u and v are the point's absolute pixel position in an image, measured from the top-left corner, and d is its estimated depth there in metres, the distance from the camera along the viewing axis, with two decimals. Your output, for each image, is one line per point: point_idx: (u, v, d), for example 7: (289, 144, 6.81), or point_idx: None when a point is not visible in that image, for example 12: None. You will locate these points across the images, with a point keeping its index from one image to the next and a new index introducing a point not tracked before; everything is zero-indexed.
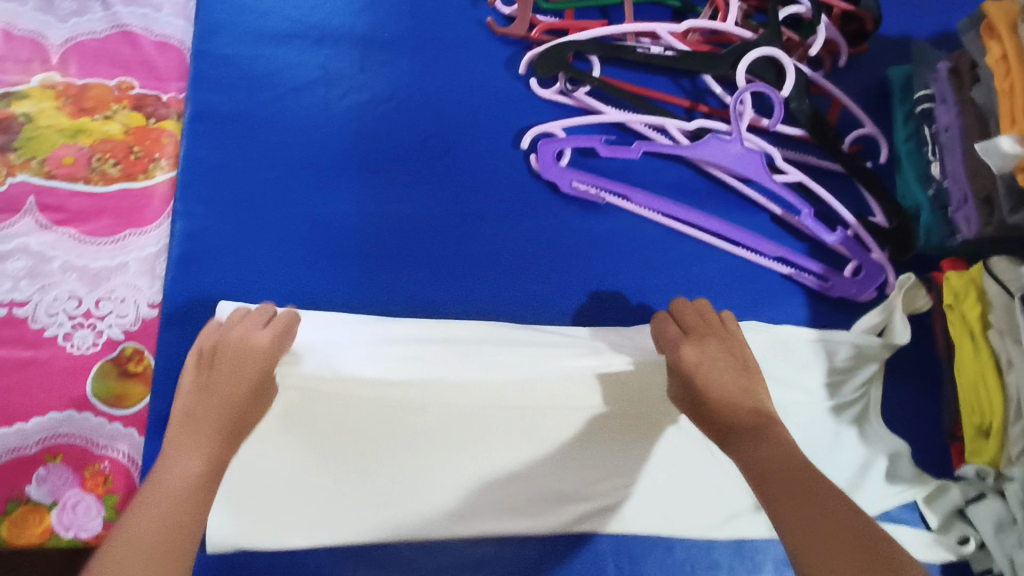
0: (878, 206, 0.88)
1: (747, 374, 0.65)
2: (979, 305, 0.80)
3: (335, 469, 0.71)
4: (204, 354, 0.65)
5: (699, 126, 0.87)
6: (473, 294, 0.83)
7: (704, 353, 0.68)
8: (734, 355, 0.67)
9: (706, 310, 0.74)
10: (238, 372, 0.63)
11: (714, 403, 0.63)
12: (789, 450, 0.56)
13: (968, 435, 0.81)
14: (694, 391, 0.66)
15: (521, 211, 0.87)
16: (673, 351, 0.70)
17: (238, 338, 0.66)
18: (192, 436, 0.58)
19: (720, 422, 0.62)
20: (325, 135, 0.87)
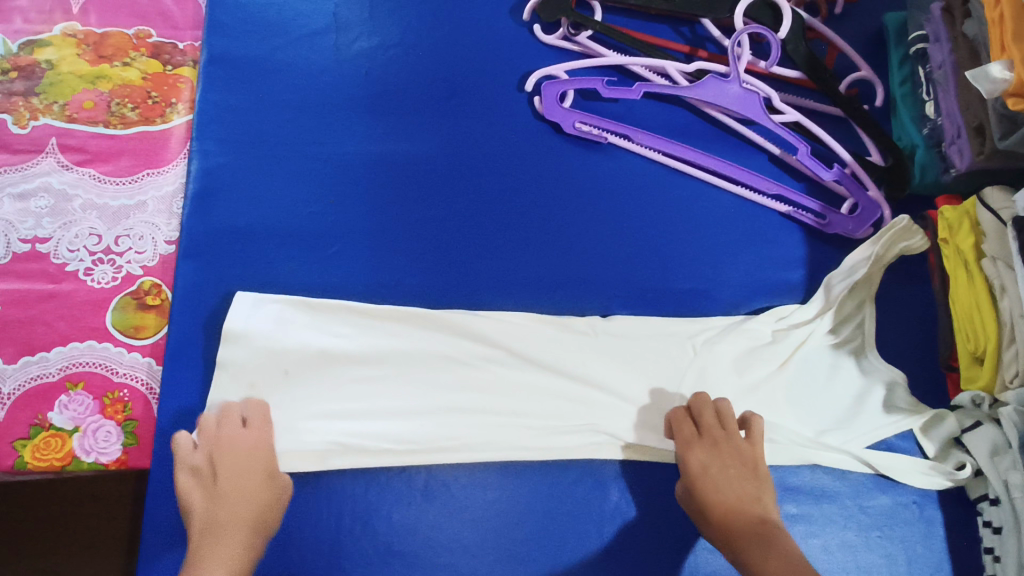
0: (874, 145, 0.91)
1: (753, 484, 0.73)
2: (973, 235, 0.82)
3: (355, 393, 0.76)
4: (200, 471, 0.70)
5: (698, 67, 0.89)
6: (480, 231, 0.86)
7: (713, 457, 0.74)
8: (745, 463, 0.74)
9: (725, 411, 0.77)
10: (237, 483, 0.69)
11: (721, 512, 0.71)
12: (790, 555, 0.66)
13: (963, 363, 0.83)
14: (705, 493, 0.73)
15: (525, 151, 0.89)
16: (685, 456, 0.75)
17: (233, 447, 0.71)
18: (221, 540, 0.66)
19: (725, 530, 0.70)
20: (336, 78, 0.90)
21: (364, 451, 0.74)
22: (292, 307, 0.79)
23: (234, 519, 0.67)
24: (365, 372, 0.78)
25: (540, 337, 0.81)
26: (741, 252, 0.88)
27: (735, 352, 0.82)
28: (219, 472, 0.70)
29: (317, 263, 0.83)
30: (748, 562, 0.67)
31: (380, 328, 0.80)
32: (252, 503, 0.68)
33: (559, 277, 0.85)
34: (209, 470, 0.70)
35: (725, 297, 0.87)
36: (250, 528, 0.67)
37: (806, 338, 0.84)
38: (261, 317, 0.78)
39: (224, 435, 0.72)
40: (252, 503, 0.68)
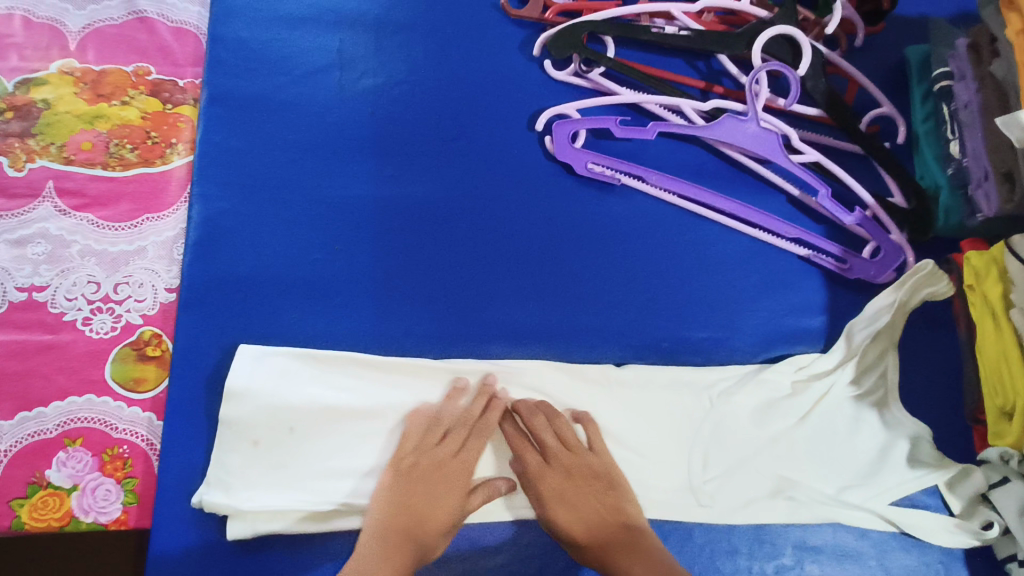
0: (896, 186, 0.87)
1: (609, 496, 0.73)
2: (1001, 283, 0.78)
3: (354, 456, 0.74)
4: (412, 473, 0.72)
5: (714, 105, 0.86)
6: (489, 278, 0.83)
7: (560, 479, 0.73)
8: (591, 478, 0.73)
9: (563, 431, 0.75)
10: (446, 491, 0.71)
11: (587, 534, 0.70)
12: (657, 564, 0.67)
13: (990, 418, 0.79)
14: (560, 518, 0.71)
15: (535, 193, 0.86)
16: (539, 482, 0.73)
17: (435, 458, 0.73)
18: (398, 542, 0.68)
19: (595, 548, 0.69)
20: (341, 119, 0.87)
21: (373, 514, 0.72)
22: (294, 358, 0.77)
23: (415, 523, 0.69)
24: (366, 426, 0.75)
25: (547, 390, 0.79)
26: (759, 298, 0.85)
27: (753, 403, 0.80)
28: (443, 482, 0.72)
29: (322, 313, 0.81)
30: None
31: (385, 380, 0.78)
32: (444, 508, 0.71)
33: (572, 326, 0.82)
34: (423, 478, 0.72)
35: (742, 346, 0.84)
36: (425, 533, 0.69)
37: (826, 392, 0.81)
38: (258, 369, 0.76)
39: (427, 449, 0.74)
40: (447, 510, 0.70)
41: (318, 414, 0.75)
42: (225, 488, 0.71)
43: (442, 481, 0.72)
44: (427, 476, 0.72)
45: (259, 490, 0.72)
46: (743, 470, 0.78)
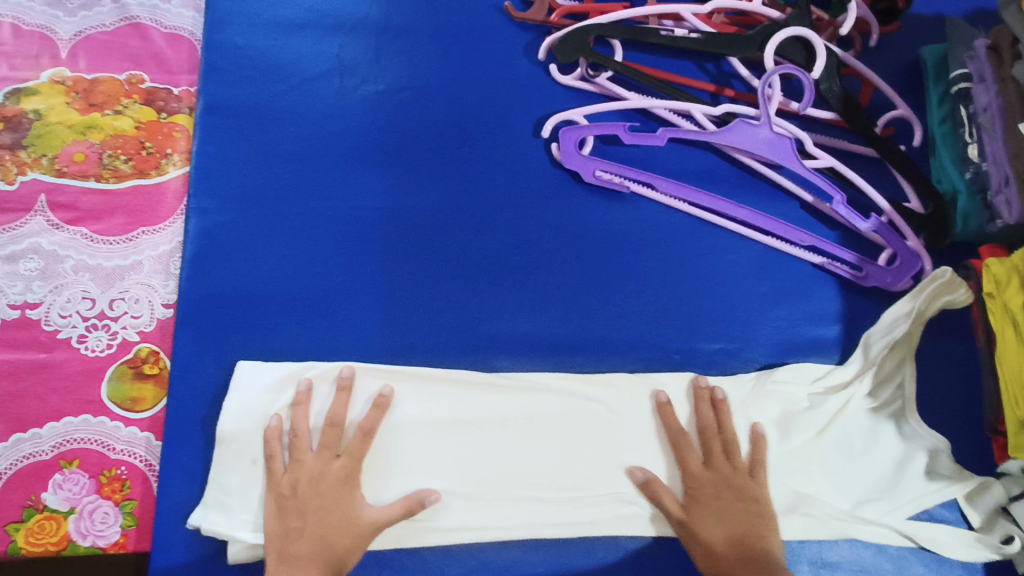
0: (913, 191, 0.85)
1: (756, 519, 0.71)
2: (1022, 292, 0.76)
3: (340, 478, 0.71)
4: (295, 494, 0.69)
5: (725, 110, 0.84)
6: (494, 290, 0.81)
7: (717, 488, 0.73)
8: (748, 497, 0.72)
9: (729, 435, 0.75)
10: (337, 503, 0.69)
11: (726, 544, 0.70)
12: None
13: (1011, 430, 0.76)
14: (703, 518, 0.71)
15: (541, 202, 0.84)
16: (691, 479, 0.73)
17: (309, 473, 0.70)
18: (304, 562, 0.66)
19: (728, 558, 0.69)
20: (342, 127, 0.85)
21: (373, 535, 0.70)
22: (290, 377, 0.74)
23: (321, 540, 0.67)
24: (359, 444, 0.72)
25: (447, 398, 0.75)
26: (772, 307, 0.83)
27: (768, 416, 0.78)
28: (329, 496, 0.69)
29: (323, 328, 0.78)
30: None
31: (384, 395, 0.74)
32: (343, 520, 0.68)
33: (580, 339, 0.80)
34: (315, 492, 0.69)
35: (755, 357, 0.82)
36: (333, 548, 0.67)
37: (843, 406, 0.79)
38: (252, 387, 0.74)
39: (301, 461, 0.70)
40: (348, 522, 0.68)
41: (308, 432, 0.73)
42: (225, 510, 0.70)
43: (336, 494, 0.69)
44: (318, 490, 0.69)
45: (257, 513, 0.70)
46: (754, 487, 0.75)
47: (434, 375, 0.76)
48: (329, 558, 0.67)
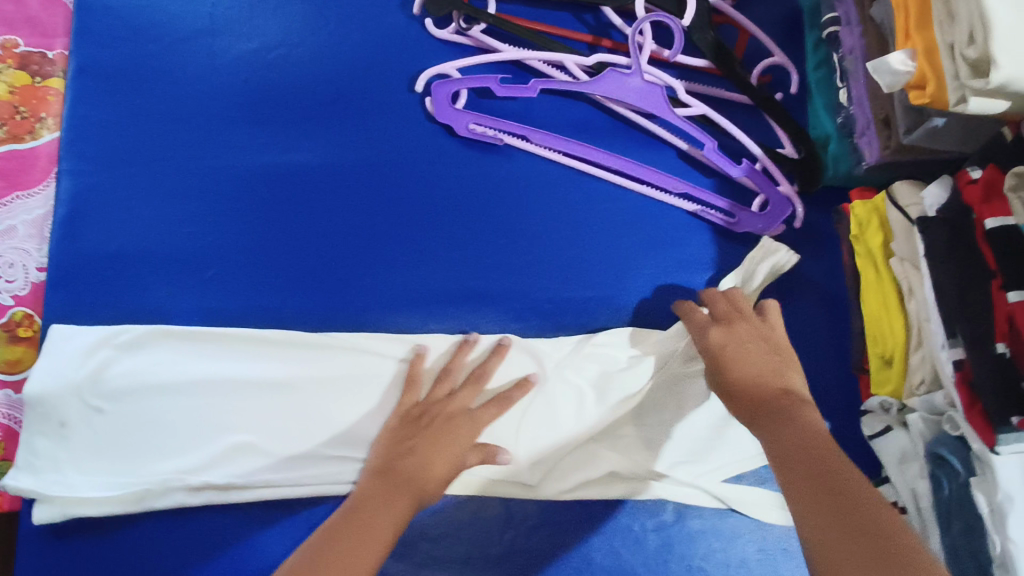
0: (786, 137, 0.86)
1: (778, 361, 0.68)
2: (882, 232, 0.79)
3: (168, 437, 0.74)
4: (423, 420, 0.72)
5: (598, 60, 0.84)
6: (368, 246, 0.82)
7: (736, 335, 0.71)
8: (769, 345, 0.70)
9: (739, 299, 0.75)
10: (455, 435, 0.71)
11: (741, 382, 0.66)
12: (809, 428, 0.59)
13: (872, 365, 0.80)
14: (719, 363, 0.68)
15: (417, 158, 0.84)
16: (704, 333, 0.72)
17: (442, 409, 0.73)
18: (394, 489, 0.67)
19: (739, 399, 0.65)
20: (214, 85, 0.84)
21: (228, 488, 0.74)
22: (115, 348, 0.75)
23: (407, 472, 0.68)
24: (175, 402, 0.75)
25: (285, 356, 0.77)
26: (646, 256, 0.84)
27: (588, 376, 0.79)
28: (453, 432, 0.72)
29: (195, 289, 0.79)
30: (767, 446, 0.60)
31: (199, 356, 0.76)
32: (445, 456, 0.70)
33: (453, 291, 0.81)
34: (417, 435, 0.71)
35: (628, 306, 0.83)
36: (425, 478, 0.68)
37: (665, 371, 0.78)
38: (86, 351, 0.74)
39: (434, 399, 0.74)
40: (454, 457, 0.70)
41: (151, 389, 0.74)
42: (34, 470, 0.71)
43: (433, 434, 0.71)
44: (423, 433, 0.71)
45: (85, 478, 0.72)
46: (573, 443, 0.77)
47: (243, 335, 0.76)
48: (415, 491, 0.67)
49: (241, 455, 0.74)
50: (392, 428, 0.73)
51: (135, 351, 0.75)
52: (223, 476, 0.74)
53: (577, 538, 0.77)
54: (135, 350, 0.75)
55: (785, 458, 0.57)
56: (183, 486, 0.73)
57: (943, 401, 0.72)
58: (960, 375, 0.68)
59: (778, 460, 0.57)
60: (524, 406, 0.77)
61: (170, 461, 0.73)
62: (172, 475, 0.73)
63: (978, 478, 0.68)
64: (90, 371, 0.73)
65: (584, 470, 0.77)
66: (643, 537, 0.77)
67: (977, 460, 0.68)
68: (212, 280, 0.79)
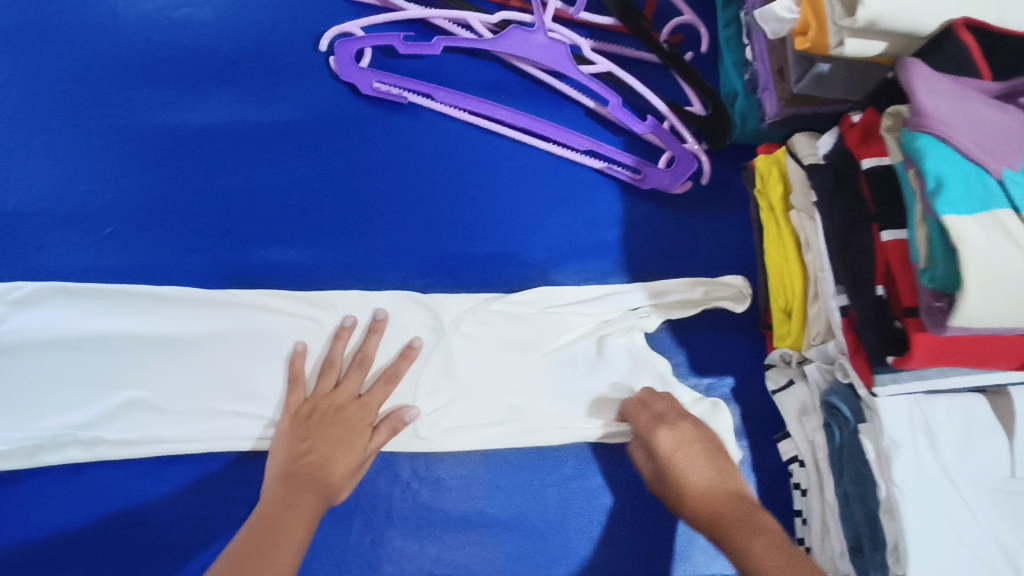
0: (694, 95, 0.85)
1: (723, 462, 0.70)
2: (782, 184, 0.78)
3: (60, 393, 0.73)
4: (314, 414, 0.72)
5: (502, 18, 0.84)
6: (271, 204, 0.81)
7: (704, 457, 0.70)
8: (710, 443, 0.71)
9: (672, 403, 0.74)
10: (347, 428, 0.71)
11: (703, 503, 0.67)
12: (777, 539, 0.61)
13: (775, 320, 0.79)
14: (680, 479, 0.69)
15: (321, 117, 0.84)
16: (653, 435, 0.71)
17: (331, 401, 0.72)
18: (297, 491, 0.65)
19: (702, 512, 0.66)
20: (116, 46, 0.84)
21: (123, 443, 0.72)
22: (9, 305, 0.73)
23: (309, 474, 0.67)
24: (68, 358, 0.73)
25: (183, 313, 0.76)
26: (553, 213, 0.84)
27: (489, 330, 0.78)
28: (348, 424, 0.71)
29: (92, 246, 0.78)
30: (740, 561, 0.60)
31: (93, 312, 0.75)
32: (346, 453, 0.70)
33: (356, 248, 0.81)
34: (311, 435, 0.70)
35: (533, 262, 0.82)
36: (329, 474, 0.68)
37: (570, 331, 0.79)
38: None
39: (323, 390, 0.73)
40: (352, 445, 0.70)
41: (44, 344, 0.73)
42: None
43: (328, 432, 0.70)
44: (316, 431, 0.70)
45: None
46: (471, 397, 0.76)
47: (137, 291, 0.75)
48: (319, 494, 0.66)
49: (135, 409, 0.73)
50: (282, 429, 0.71)
51: (28, 308, 0.74)
52: (116, 431, 0.73)
53: (477, 491, 0.76)
54: (28, 307, 0.74)
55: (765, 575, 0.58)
56: (76, 441, 0.72)
57: (834, 350, 0.71)
58: (844, 319, 0.67)
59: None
60: (420, 360, 0.77)
61: (62, 417, 0.72)
62: (62, 431, 0.71)
63: (866, 423, 0.67)
64: None
65: (479, 424, 0.75)
66: (543, 493, 0.77)
67: (866, 407, 0.68)
68: (108, 238, 0.79)
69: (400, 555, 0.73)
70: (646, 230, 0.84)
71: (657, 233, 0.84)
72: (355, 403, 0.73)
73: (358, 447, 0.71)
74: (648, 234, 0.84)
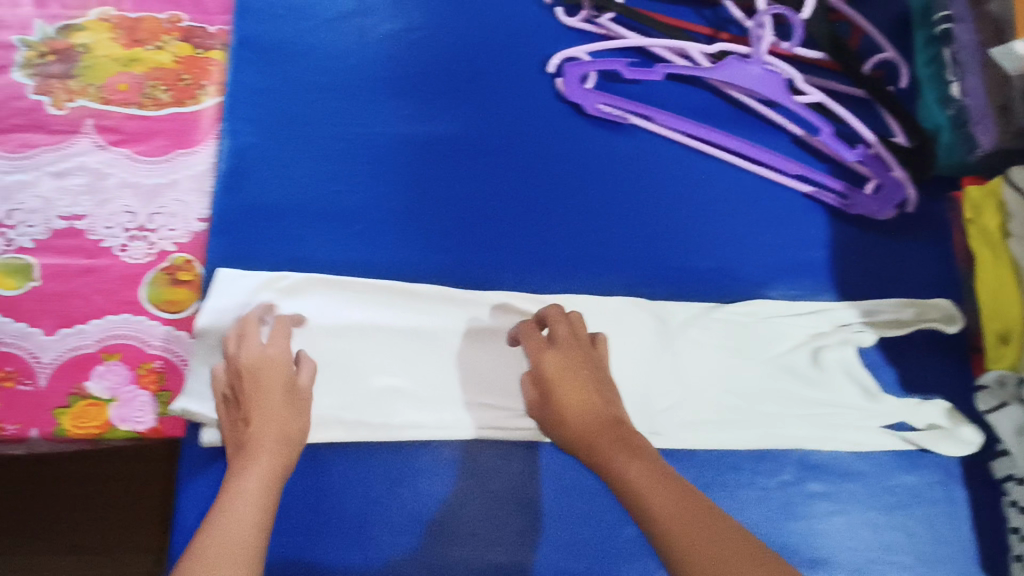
0: (898, 126, 0.90)
1: (602, 387, 0.69)
2: (998, 215, 0.83)
3: (323, 376, 0.79)
4: (246, 376, 0.71)
5: (720, 49, 0.89)
6: (504, 213, 0.87)
7: (571, 374, 0.68)
8: (593, 364, 0.70)
9: (577, 325, 0.74)
10: (269, 386, 0.70)
11: (575, 423, 0.65)
12: (655, 467, 0.60)
13: (986, 343, 0.83)
14: (556, 395, 0.67)
15: (547, 135, 0.90)
16: (540, 357, 0.70)
17: (237, 369, 0.71)
18: (243, 458, 0.66)
19: (577, 433, 0.65)
20: (362, 61, 0.91)
21: (380, 426, 0.78)
22: (276, 292, 0.80)
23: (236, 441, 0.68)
24: (332, 344, 0.80)
25: (432, 309, 0.82)
26: (765, 233, 0.89)
27: (714, 338, 0.84)
28: (262, 388, 0.70)
29: (345, 241, 0.85)
30: (612, 469, 0.61)
31: (353, 303, 0.81)
32: (270, 408, 0.69)
33: (583, 258, 0.87)
34: (239, 405, 0.70)
35: (745, 278, 0.88)
36: (284, 439, 0.68)
37: (789, 343, 0.85)
38: (251, 292, 0.80)
39: (238, 355, 0.72)
40: (288, 404, 0.71)
41: (311, 329, 0.79)
42: (202, 398, 0.76)
43: (254, 393, 0.70)
44: (241, 402, 0.70)
45: None
46: (694, 400, 0.82)
47: (394, 286, 0.81)
48: (280, 460, 0.66)
49: (391, 395, 0.79)
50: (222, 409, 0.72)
51: (297, 295, 0.81)
52: (373, 416, 0.78)
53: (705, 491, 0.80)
54: (297, 295, 0.81)
55: (633, 482, 0.59)
56: (338, 421, 0.77)
57: None
58: None
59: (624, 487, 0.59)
60: (648, 363, 0.82)
61: (324, 398, 0.78)
62: (326, 412, 0.77)
63: None
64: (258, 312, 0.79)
65: (705, 420, 0.82)
66: (767, 495, 0.81)
67: None
68: (360, 237, 0.85)
69: (635, 543, 0.80)
70: (853, 253, 0.89)
71: (863, 256, 0.89)
72: (271, 359, 0.72)
73: (298, 411, 0.71)
74: (855, 257, 0.89)
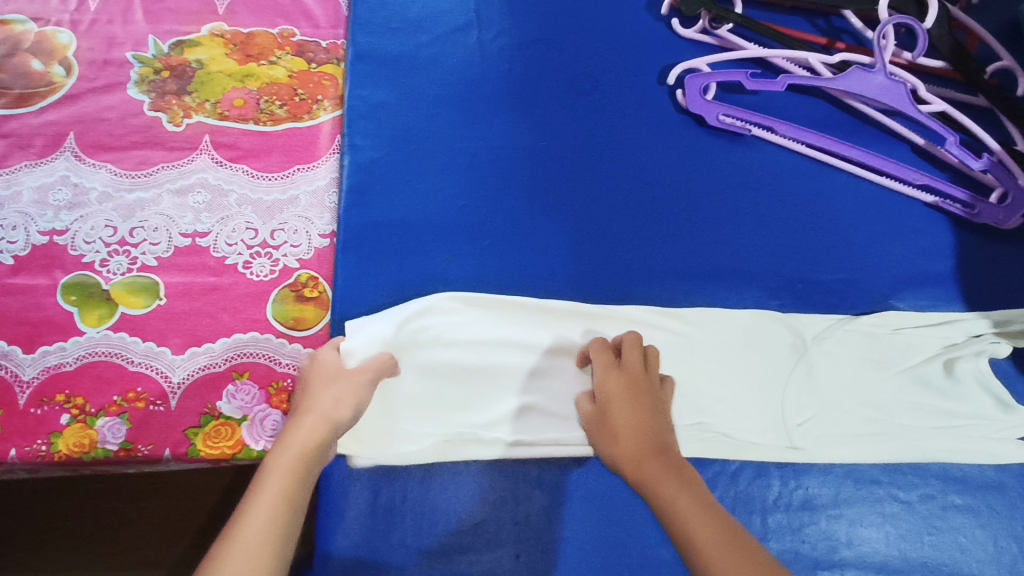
0: (1019, 134, 0.89)
1: (658, 413, 0.69)
2: None
3: (463, 396, 0.77)
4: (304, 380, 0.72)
5: (842, 58, 0.89)
6: (630, 224, 0.87)
7: (623, 394, 0.70)
8: (640, 387, 0.71)
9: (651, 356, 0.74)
10: (319, 382, 0.71)
11: (631, 442, 0.66)
12: (701, 496, 0.60)
13: None
14: (613, 417, 0.69)
15: (665, 146, 0.91)
16: (601, 378, 0.73)
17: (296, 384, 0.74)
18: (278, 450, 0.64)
19: (629, 451, 0.65)
20: (480, 74, 0.93)
21: (520, 445, 0.76)
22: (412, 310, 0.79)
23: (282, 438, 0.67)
24: (469, 362, 0.78)
25: (569, 326, 0.81)
26: (889, 243, 0.89)
27: (847, 350, 0.83)
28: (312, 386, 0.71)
29: (471, 255, 0.84)
30: (662, 494, 0.60)
31: (490, 319, 0.80)
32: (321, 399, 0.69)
33: (710, 269, 0.86)
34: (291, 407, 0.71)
35: (872, 289, 0.87)
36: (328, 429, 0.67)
37: (924, 355, 0.83)
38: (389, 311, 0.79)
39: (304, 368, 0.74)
40: (338, 390, 0.70)
41: (450, 347, 0.78)
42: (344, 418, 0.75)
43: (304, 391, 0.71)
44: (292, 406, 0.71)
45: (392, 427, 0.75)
46: (835, 412, 0.80)
47: (529, 301, 0.81)
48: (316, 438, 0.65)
49: (527, 411, 0.77)
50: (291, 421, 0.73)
51: (432, 313, 0.79)
52: (513, 433, 0.76)
53: (847, 506, 0.78)
54: (432, 313, 0.79)
55: (677, 508, 0.58)
56: (479, 439, 0.75)
57: None
58: None
59: (672, 513, 0.58)
60: (786, 374, 0.81)
61: (468, 415, 0.77)
62: (469, 430, 0.76)
63: None
64: (395, 330, 0.77)
65: (847, 436, 0.79)
66: (910, 508, 0.78)
67: None
68: (487, 249, 0.84)
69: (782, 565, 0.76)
70: (977, 263, 0.89)
71: (988, 265, 0.89)
72: (340, 372, 0.73)
73: (346, 397, 0.70)
74: (979, 266, 0.89)
